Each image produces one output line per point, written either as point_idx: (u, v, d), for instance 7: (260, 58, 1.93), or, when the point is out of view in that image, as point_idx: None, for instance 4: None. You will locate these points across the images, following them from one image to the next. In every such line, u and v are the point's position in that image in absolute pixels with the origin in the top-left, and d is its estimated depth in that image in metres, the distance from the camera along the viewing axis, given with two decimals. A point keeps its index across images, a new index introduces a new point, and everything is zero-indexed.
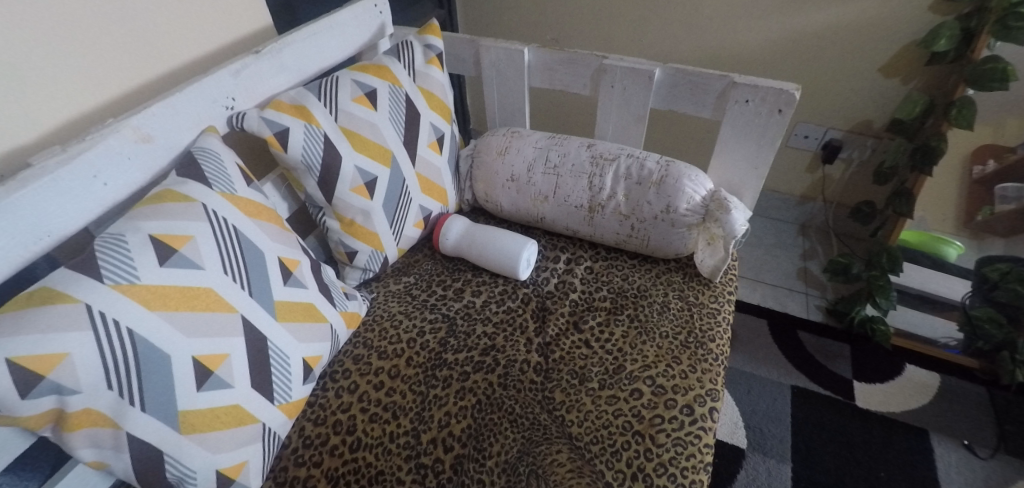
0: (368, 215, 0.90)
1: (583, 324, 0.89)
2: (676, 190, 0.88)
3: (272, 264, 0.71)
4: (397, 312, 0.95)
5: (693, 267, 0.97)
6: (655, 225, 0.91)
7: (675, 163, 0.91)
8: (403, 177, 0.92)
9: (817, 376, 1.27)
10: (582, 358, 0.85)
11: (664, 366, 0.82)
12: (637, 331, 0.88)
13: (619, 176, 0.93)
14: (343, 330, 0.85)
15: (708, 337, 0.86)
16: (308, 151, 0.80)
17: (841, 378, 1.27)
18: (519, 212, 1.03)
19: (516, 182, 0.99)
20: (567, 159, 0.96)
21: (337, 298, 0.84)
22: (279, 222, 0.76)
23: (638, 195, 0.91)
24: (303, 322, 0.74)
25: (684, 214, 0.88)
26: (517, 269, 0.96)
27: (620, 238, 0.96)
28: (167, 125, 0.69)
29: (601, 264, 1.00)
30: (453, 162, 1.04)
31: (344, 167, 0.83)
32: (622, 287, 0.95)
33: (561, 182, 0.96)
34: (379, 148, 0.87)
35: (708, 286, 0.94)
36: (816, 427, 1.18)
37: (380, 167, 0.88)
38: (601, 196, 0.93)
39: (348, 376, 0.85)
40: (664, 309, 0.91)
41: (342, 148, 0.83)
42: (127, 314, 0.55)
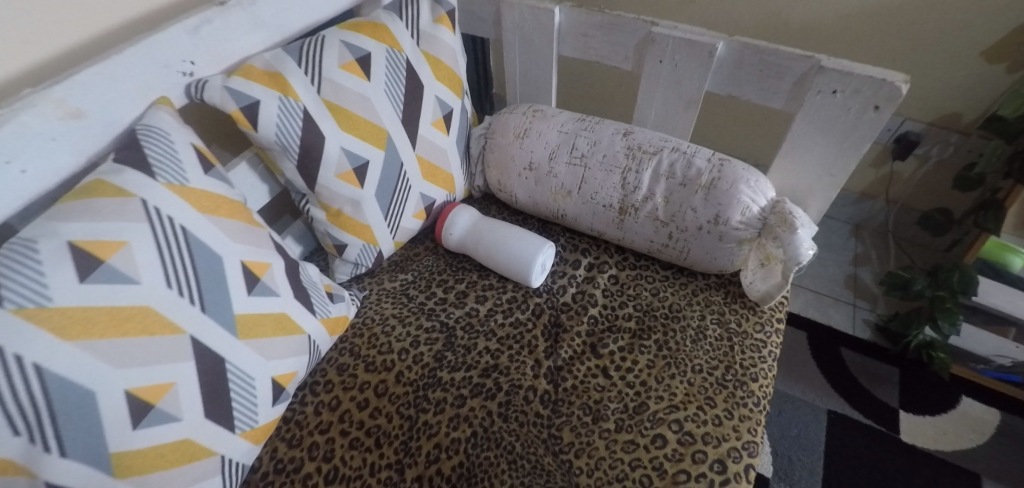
0: (358, 206, 0.77)
1: (602, 347, 0.77)
2: (728, 197, 0.72)
3: (234, 271, 0.59)
4: (390, 316, 0.83)
5: (736, 286, 0.83)
6: (697, 237, 0.75)
7: (730, 162, 0.75)
8: (401, 161, 0.78)
9: (858, 403, 1.17)
10: (598, 390, 0.72)
11: (694, 409, 0.70)
12: (665, 362, 0.75)
13: (659, 174, 0.76)
14: (325, 339, 0.74)
15: (749, 375, 0.73)
16: (283, 130, 0.66)
17: (886, 407, 1.16)
18: (536, 206, 0.88)
19: (535, 172, 0.84)
20: (597, 149, 0.80)
21: (317, 302, 0.73)
22: (245, 217, 0.63)
23: (681, 198, 0.75)
24: (272, 338, 0.63)
25: (736, 228, 0.72)
26: (529, 276, 0.82)
27: (653, 246, 0.81)
28: (103, 96, 0.55)
29: (629, 274, 0.86)
30: (463, 143, 0.89)
31: (328, 150, 0.70)
32: (651, 305, 0.82)
33: (588, 176, 0.80)
34: (372, 127, 0.73)
35: (752, 311, 0.80)
36: (852, 461, 1.08)
37: (372, 150, 0.74)
38: (635, 197, 0.78)
39: (330, 390, 0.75)
40: (699, 336, 0.77)
41: (326, 126, 0.69)
42: (35, 346, 0.44)
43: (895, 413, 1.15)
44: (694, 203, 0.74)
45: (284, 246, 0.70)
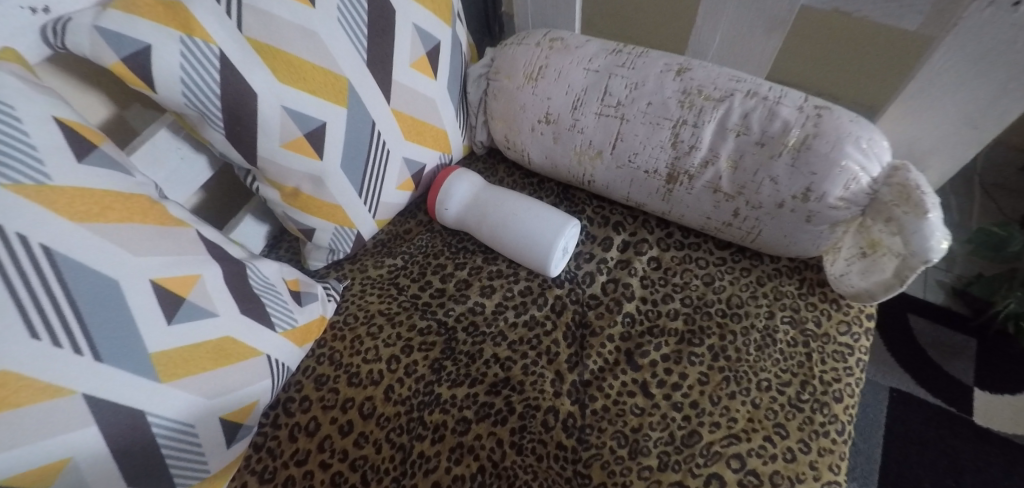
0: (319, 182, 0.58)
1: (641, 356, 0.60)
2: (826, 163, 0.51)
3: (139, 296, 0.43)
4: (376, 313, 0.68)
5: (814, 272, 0.65)
6: (775, 216, 0.56)
7: (831, 112, 0.53)
8: (373, 120, 0.58)
9: (924, 379, 1.02)
10: (636, 414, 0.57)
11: (760, 441, 0.54)
12: (723, 376, 0.59)
13: (725, 129, 0.55)
14: (293, 353, 0.59)
15: (830, 394, 0.57)
16: (193, 88, 0.46)
17: (958, 385, 1.01)
18: (555, 170, 0.68)
19: (553, 126, 0.63)
20: (640, 94, 0.59)
21: (276, 311, 0.57)
22: (154, 216, 0.46)
23: (755, 164, 0.54)
24: (213, 371, 0.49)
25: (834, 206, 0.52)
26: (548, 265, 0.65)
27: (710, 224, 0.62)
28: None
29: (674, 256, 0.67)
30: (456, 89, 0.68)
31: (264, 111, 0.50)
32: (704, 298, 0.64)
33: (625, 133, 0.60)
34: (326, 74, 0.52)
35: (835, 307, 0.63)
36: (915, 447, 0.95)
37: (329, 108, 0.54)
38: (691, 161, 0.57)
39: (307, 409, 0.62)
40: (766, 340, 0.61)
41: (258, 78, 0.49)
42: None
43: (969, 392, 1.00)
44: (777, 171, 0.54)
45: (220, 245, 0.53)
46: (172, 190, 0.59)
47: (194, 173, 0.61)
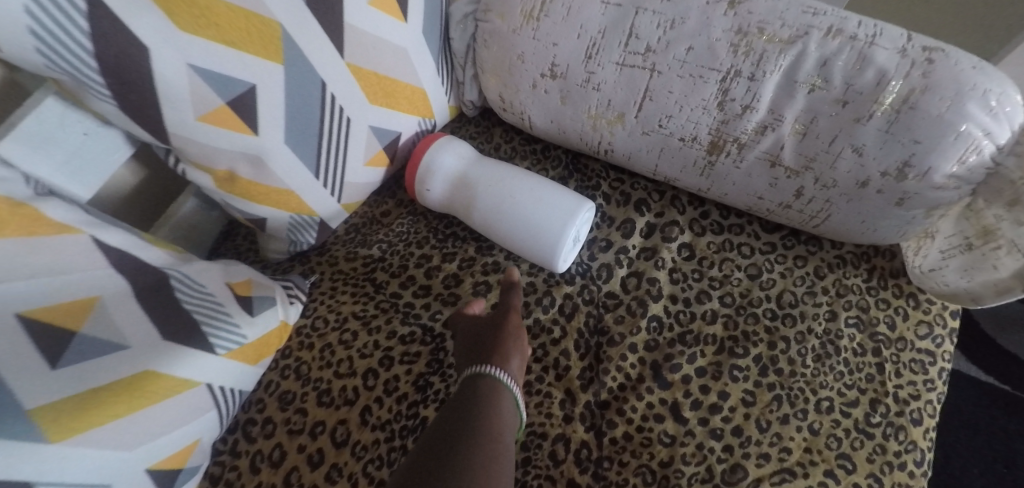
0: (259, 163, 0.45)
1: (672, 370, 0.49)
2: (937, 129, 0.37)
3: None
4: (348, 316, 0.56)
5: (885, 260, 0.53)
6: (854, 198, 0.43)
7: (945, 55, 0.38)
8: (322, 78, 0.44)
9: (976, 355, 0.90)
10: (665, 444, 0.46)
11: (820, 477, 0.44)
12: (773, 395, 0.47)
13: (794, 83, 0.41)
14: (246, 375, 0.49)
15: (907, 416, 0.46)
16: (51, 41, 0.32)
17: (1017, 360, 0.89)
18: (564, 136, 0.54)
19: (560, 82, 0.49)
20: (679, 35, 0.44)
21: (216, 330, 0.45)
22: (15, 225, 0.35)
23: (836, 129, 0.41)
24: (131, 415, 0.38)
25: (938, 186, 0.39)
26: (555, 261, 0.52)
27: (762, 206, 0.49)
28: None
29: (711, 242, 0.55)
30: (435, 34, 0.53)
31: (163, 72, 0.36)
32: (749, 296, 0.52)
33: (656, 90, 0.45)
34: (247, 18, 0.38)
35: (913, 303, 0.51)
36: (968, 433, 0.85)
37: (257, 66, 0.40)
38: (743, 125, 0.44)
39: (271, 434, 0.52)
40: (827, 349, 0.49)
41: (149, 26, 0.35)
42: None
43: None
44: (865, 139, 0.40)
45: (127, 251, 0.42)
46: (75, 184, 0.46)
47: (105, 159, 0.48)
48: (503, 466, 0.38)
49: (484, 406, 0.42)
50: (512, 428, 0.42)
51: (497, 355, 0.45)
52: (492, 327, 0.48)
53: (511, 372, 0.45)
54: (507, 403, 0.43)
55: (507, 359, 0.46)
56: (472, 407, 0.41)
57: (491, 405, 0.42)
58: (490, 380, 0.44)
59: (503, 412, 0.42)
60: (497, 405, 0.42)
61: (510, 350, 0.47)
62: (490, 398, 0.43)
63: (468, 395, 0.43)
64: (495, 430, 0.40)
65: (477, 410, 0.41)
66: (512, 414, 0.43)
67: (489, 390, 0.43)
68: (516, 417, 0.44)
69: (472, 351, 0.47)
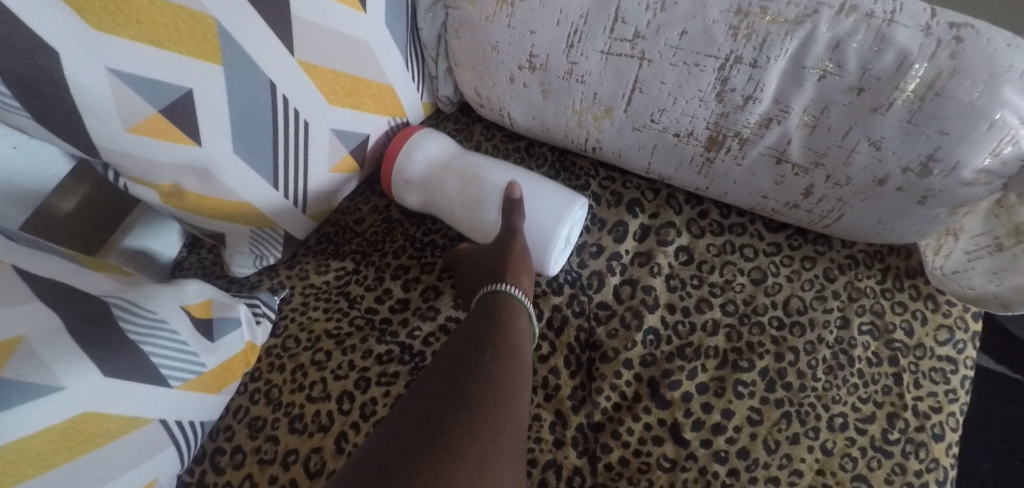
0: (207, 175, 0.40)
1: (671, 387, 0.45)
2: (966, 118, 0.33)
3: None
4: (321, 333, 0.52)
5: (899, 259, 0.48)
6: (869, 196, 0.39)
7: (975, 32, 0.33)
8: (270, 78, 0.39)
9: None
10: (665, 469, 0.42)
11: None
12: (782, 412, 0.43)
13: (801, 70, 0.36)
14: (208, 404, 0.45)
15: (928, 431, 0.42)
16: None
17: None
18: (546, 132, 0.50)
19: (540, 74, 0.44)
20: (671, 18, 0.38)
21: (168, 360, 0.41)
22: None
23: (848, 120, 0.36)
24: (69, 464, 0.35)
25: (967, 183, 0.35)
26: (543, 263, 0.49)
27: (766, 204, 0.44)
28: None
29: (711, 244, 0.50)
30: (402, 24, 0.48)
31: (79, 79, 0.32)
32: (753, 303, 0.48)
33: (646, 81, 0.41)
34: (176, 14, 0.33)
35: (931, 306, 0.46)
36: None
37: (191, 67, 0.35)
38: (745, 118, 0.39)
39: (239, 465, 0.48)
40: (840, 359, 0.45)
41: (55, 25, 0.30)
42: None
43: None
44: (884, 131, 0.35)
45: (54, 283, 0.38)
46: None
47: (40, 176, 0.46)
48: (525, 370, 0.40)
49: (503, 317, 0.43)
50: (529, 338, 0.43)
51: (507, 272, 0.45)
52: (503, 243, 0.47)
53: (523, 287, 0.45)
54: (523, 317, 0.44)
55: (517, 278, 0.45)
56: (489, 320, 0.42)
57: (507, 318, 0.43)
58: (503, 295, 0.44)
59: (520, 325, 0.43)
60: (514, 321, 0.43)
61: (521, 264, 0.46)
62: (505, 312, 0.43)
63: (487, 311, 0.43)
64: (515, 340, 0.41)
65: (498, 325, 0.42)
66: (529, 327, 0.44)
67: (504, 304, 0.44)
68: (532, 329, 0.45)
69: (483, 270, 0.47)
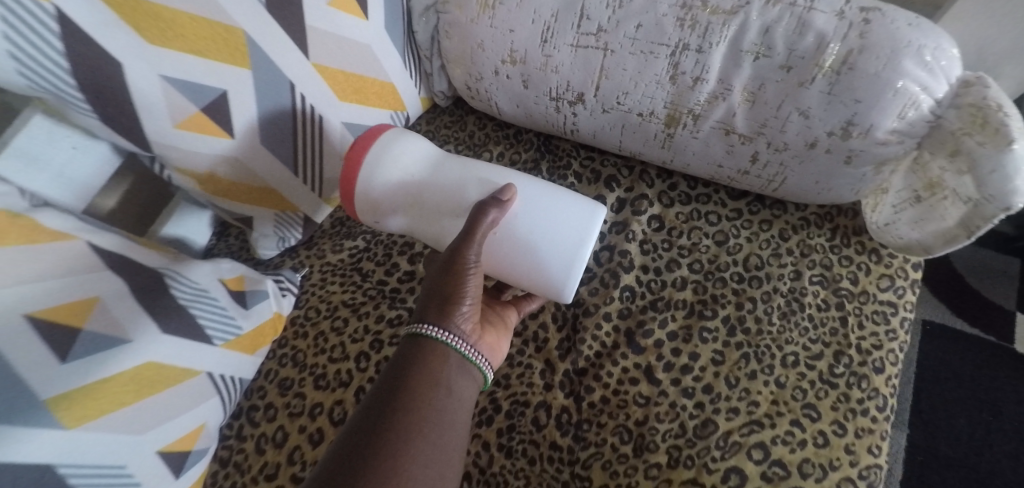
0: (239, 164, 0.48)
1: (644, 336, 0.52)
2: (876, 87, 0.39)
3: (15, 337, 0.36)
4: (339, 303, 0.59)
5: (847, 219, 0.54)
6: (805, 160, 0.45)
7: (881, 15, 0.40)
8: (290, 80, 0.46)
9: (953, 299, 0.95)
10: (640, 404, 0.49)
11: (787, 426, 0.47)
12: (741, 354, 0.50)
13: (739, 53, 0.43)
14: (245, 363, 0.52)
15: (869, 365, 0.48)
16: (31, 66, 0.35)
17: (991, 306, 0.94)
18: (530, 119, 0.56)
19: (521, 66, 0.51)
20: (628, 14, 0.45)
21: (212, 322, 0.49)
22: (18, 233, 0.39)
23: (778, 96, 0.42)
24: (137, 404, 0.42)
25: (882, 142, 0.41)
26: (562, 292, 0.47)
27: (721, 173, 0.50)
28: None
29: (679, 213, 0.57)
30: (400, 29, 0.55)
31: (139, 86, 0.39)
32: (716, 261, 0.54)
33: (610, 68, 0.47)
34: (213, 28, 0.40)
35: (875, 258, 0.52)
36: (947, 379, 0.89)
37: (226, 72, 0.42)
38: (695, 97, 0.45)
39: (273, 418, 0.55)
40: (793, 307, 0.51)
41: (121, 42, 0.37)
42: None
43: (999, 311, 0.93)
44: (810, 102, 0.41)
45: (123, 252, 0.46)
46: (68, 199, 0.49)
47: (78, 172, 0.50)
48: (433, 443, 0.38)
49: (433, 375, 0.41)
50: (455, 403, 0.41)
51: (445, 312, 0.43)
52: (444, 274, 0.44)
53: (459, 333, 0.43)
54: (456, 368, 0.43)
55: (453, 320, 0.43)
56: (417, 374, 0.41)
57: (433, 380, 0.41)
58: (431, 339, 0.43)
59: (447, 381, 0.42)
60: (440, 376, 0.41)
61: (467, 296, 0.44)
62: (427, 368, 0.41)
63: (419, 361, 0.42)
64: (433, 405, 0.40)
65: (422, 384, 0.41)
66: (466, 379, 0.43)
67: (430, 353, 0.42)
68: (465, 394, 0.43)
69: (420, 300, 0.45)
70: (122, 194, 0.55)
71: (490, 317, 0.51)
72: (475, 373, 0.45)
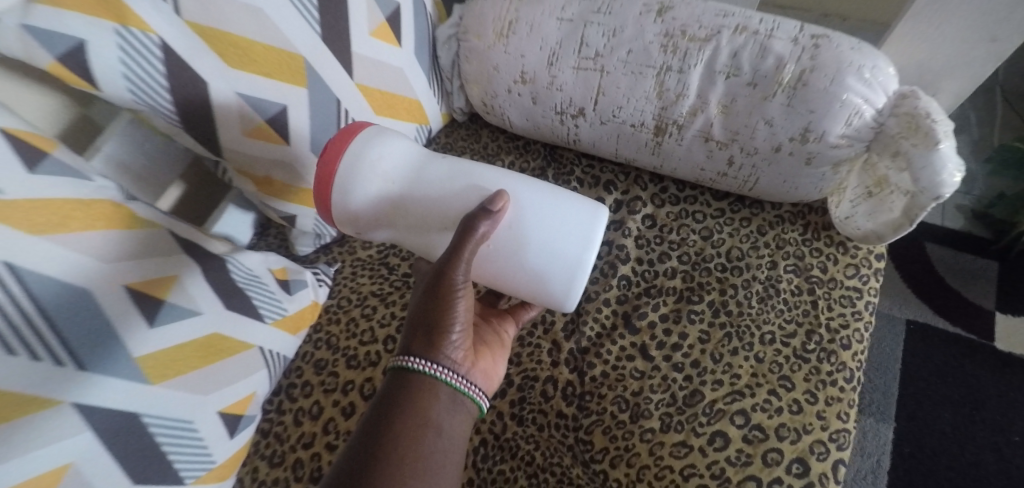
0: (291, 168, 0.56)
1: (639, 318, 0.59)
2: (826, 100, 0.47)
3: (116, 303, 0.44)
4: (368, 294, 0.67)
5: (817, 216, 0.62)
6: (772, 162, 0.52)
7: (829, 40, 0.48)
8: (337, 97, 0.55)
9: (936, 301, 1.01)
10: (636, 377, 0.56)
11: (765, 395, 0.53)
12: (725, 333, 0.57)
13: (714, 73, 0.51)
14: (288, 341, 0.60)
15: (837, 342, 0.55)
16: (138, 84, 0.44)
17: (972, 306, 1.00)
18: (538, 130, 0.64)
19: (530, 85, 0.59)
20: (620, 42, 0.54)
21: (264, 303, 0.57)
22: (118, 222, 0.46)
23: (747, 108, 0.50)
24: (203, 367, 0.50)
25: (835, 145, 0.49)
26: (565, 302, 0.51)
27: (704, 176, 0.58)
28: None
29: (670, 212, 0.64)
30: (427, 55, 0.64)
31: (219, 101, 0.48)
32: (702, 254, 0.61)
33: (607, 86, 0.55)
34: (280, 55, 0.49)
35: (841, 250, 0.59)
36: (931, 375, 0.95)
37: (287, 90, 0.51)
38: (679, 110, 0.53)
39: (309, 394, 0.62)
40: (770, 292, 0.58)
41: (207, 66, 0.46)
42: None
43: (980, 312, 0.99)
44: (773, 113, 0.49)
45: (195, 241, 0.53)
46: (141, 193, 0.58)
47: (151, 172, 0.59)
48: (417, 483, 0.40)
49: (420, 414, 0.43)
50: (440, 441, 0.43)
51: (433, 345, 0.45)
52: (431, 305, 0.46)
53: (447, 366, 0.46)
54: (444, 405, 0.45)
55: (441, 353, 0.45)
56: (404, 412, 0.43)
57: (420, 420, 0.43)
58: (421, 374, 0.45)
59: (436, 421, 0.44)
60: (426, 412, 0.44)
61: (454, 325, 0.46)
62: (416, 407, 0.44)
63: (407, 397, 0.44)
64: (419, 444, 0.42)
65: (409, 424, 0.43)
66: (453, 414, 0.46)
67: (419, 392, 0.44)
68: (452, 430, 0.45)
69: (409, 329, 0.47)
70: (179, 196, 0.62)
71: (485, 339, 0.54)
72: (466, 402, 0.47)
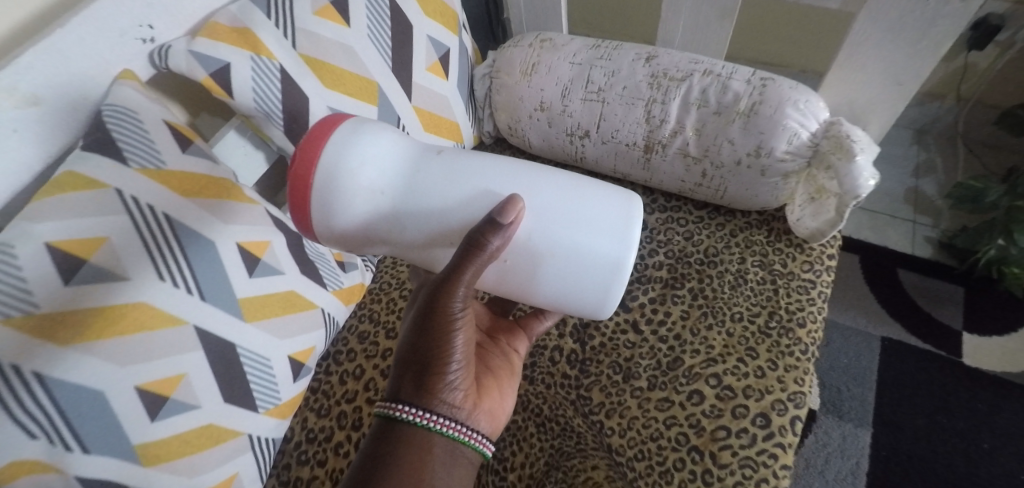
0: None
1: (631, 300, 0.71)
2: (772, 124, 0.62)
3: (231, 256, 0.57)
4: (406, 279, 0.80)
5: (780, 223, 0.76)
6: (735, 174, 0.67)
7: (773, 82, 0.64)
8: (397, 115, 0.70)
9: (907, 320, 1.12)
10: (629, 347, 0.68)
11: (734, 361, 0.64)
12: (701, 312, 0.69)
13: (688, 104, 0.67)
14: (341, 309, 0.73)
15: (795, 320, 0.67)
16: (261, 95, 0.59)
17: (942, 327, 1.10)
18: (552, 149, 0.80)
19: (547, 113, 0.75)
20: (617, 80, 0.70)
21: (327, 274, 0.70)
22: (237, 195, 0.60)
23: (715, 130, 0.65)
24: (281, 316, 0.62)
25: (781, 159, 0.63)
26: (604, 307, 0.58)
27: (684, 186, 0.73)
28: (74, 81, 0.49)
29: (658, 218, 0.78)
30: (466, 88, 0.81)
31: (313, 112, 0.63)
32: (685, 251, 0.75)
33: (607, 113, 0.71)
34: (360, 81, 0.66)
35: (799, 250, 0.72)
36: (905, 387, 1.04)
37: (363, 106, 0.67)
38: (662, 132, 0.69)
39: (353, 358, 0.74)
40: (739, 280, 0.71)
41: (309, 85, 0.62)
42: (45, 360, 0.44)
43: (950, 332, 1.10)
44: (733, 134, 0.64)
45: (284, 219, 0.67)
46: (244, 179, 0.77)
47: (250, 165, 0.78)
48: None
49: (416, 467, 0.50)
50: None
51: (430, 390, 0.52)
52: (427, 344, 0.51)
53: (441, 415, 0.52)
54: (438, 466, 0.51)
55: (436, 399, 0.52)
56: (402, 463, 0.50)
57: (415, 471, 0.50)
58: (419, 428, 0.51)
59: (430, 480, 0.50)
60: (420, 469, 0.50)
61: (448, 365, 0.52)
62: (415, 465, 0.50)
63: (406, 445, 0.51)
64: None
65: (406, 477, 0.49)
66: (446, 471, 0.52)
67: (417, 451, 0.51)
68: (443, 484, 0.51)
69: (410, 369, 0.52)
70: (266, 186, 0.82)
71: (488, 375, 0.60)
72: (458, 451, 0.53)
